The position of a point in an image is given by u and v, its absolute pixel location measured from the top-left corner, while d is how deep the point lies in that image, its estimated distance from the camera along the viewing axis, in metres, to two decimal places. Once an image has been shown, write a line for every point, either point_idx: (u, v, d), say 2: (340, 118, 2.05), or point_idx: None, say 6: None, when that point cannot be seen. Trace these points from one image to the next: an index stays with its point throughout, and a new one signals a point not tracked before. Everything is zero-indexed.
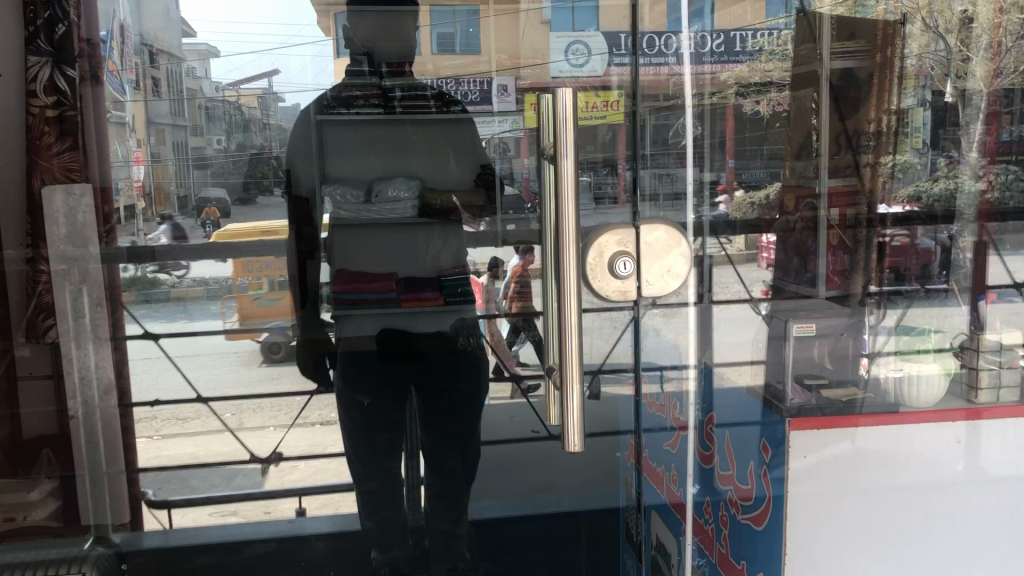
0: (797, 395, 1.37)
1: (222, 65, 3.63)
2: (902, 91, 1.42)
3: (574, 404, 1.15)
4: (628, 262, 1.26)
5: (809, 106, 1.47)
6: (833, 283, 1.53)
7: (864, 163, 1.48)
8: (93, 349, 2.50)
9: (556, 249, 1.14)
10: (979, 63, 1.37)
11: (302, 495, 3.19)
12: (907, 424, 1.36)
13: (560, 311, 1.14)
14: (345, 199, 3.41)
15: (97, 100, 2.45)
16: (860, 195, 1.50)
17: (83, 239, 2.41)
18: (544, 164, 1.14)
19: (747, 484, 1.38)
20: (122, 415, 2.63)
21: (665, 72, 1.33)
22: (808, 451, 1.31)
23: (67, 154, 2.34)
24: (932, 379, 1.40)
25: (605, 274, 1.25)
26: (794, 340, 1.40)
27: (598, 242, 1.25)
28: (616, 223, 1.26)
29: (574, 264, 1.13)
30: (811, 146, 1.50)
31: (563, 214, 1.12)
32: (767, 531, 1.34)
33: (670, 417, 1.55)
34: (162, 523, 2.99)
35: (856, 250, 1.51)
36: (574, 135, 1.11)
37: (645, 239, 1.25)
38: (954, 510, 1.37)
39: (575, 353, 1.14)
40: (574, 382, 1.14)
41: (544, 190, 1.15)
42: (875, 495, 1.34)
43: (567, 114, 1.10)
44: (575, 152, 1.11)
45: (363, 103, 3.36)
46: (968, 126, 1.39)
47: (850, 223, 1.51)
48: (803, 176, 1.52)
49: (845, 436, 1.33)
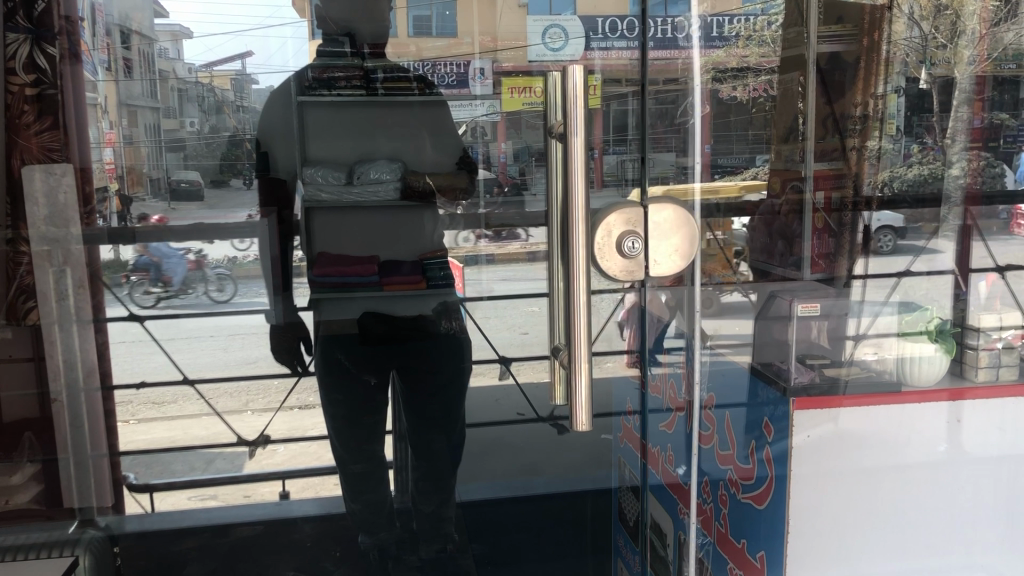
0: (802, 373, 1.36)
1: (197, 46, 3.58)
2: (886, 78, 1.54)
3: (581, 384, 1.13)
4: (636, 242, 1.20)
5: (796, 90, 1.52)
6: (818, 265, 1.57)
7: (851, 146, 1.59)
8: (76, 332, 2.44)
9: (565, 226, 1.11)
10: (957, 49, 1.46)
11: (286, 479, 3.17)
12: (893, 406, 1.35)
13: (568, 285, 1.11)
14: (326, 181, 3.33)
15: (77, 78, 2.39)
16: (846, 177, 1.60)
17: (65, 220, 2.36)
18: (552, 143, 1.11)
19: (748, 464, 1.38)
20: (103, 398, 2.58)
21: (665, 57, 1.28)
22: (804, 430, 1.30)
23: (47, 133, 2.31)
24: (934, 358, 1.40)
25: (615, 255, 1.19)
26: (798, 319, 1.37)
27: (606, 221, 1.19)
28: (621, 201, 1.20)
29: (584, 242, 1.09)
30: (797, 129, 1.54)
31: (574, 191, 1.08)
32: (769, 509, 1.34)
33: (668, 400, 1.49)
34: (144, 506, 2.97)
35: (842, 232, 1.58)
36: (585, 113, 1.07)
37: (653, 219, 1.21)
38: (944, 486, 1.38)
39: (583, 331, 1.11)
40: (583, 362, 1.12)
41: (551, 172, 1.11)
42: (859, 474, 1.34)
43: (578, 93, 1.05)
44: (585, 130, 1.07)
45: (345, 85, 3.31)
46: (943, 112, 1.49)
47: (835, 206, 1.60)
48: (790, 160, 1.54)
49: (828, 417, 1.32)
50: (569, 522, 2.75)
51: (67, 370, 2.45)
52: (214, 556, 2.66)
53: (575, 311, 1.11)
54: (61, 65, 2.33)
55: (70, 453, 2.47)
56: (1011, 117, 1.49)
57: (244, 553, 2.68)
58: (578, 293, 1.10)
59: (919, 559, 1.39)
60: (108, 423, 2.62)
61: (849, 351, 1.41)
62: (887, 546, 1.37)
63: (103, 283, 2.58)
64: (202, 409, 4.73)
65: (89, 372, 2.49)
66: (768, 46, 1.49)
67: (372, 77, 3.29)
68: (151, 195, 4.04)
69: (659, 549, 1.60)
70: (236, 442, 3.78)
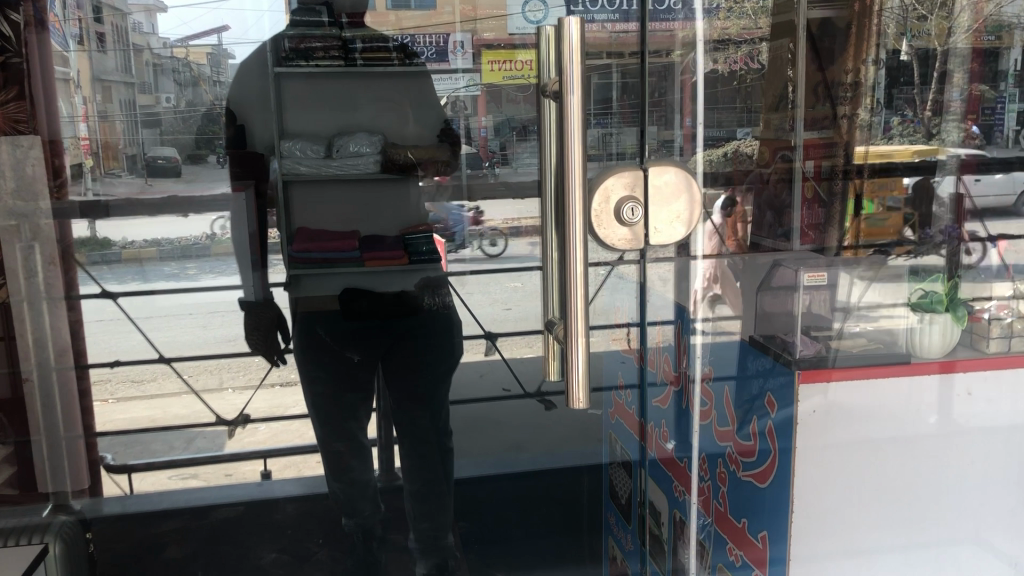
0: (808, 347, 1.28)
1: (172, 19, 3.50)
2: (874, 45, 1.45)
3: (580, 354, 0.97)
4: (637, 209, 1.01)
5: (786, 57, 1.44)
6: (808, 236, 1.54)
7: (842, 114, 1.51)
8: (48, 310, 2.36)
9: (560, 194, 0.95)
10: (939, 21, 1.39)
11: (267, 458, 3.11)
12: (883, 380, 1.26)
13: (563, 263, 0.96)
14: (305, 155, 3.22)
15: (43, 48, 2.29)
16: (837, 146, 1.52)
17: (33, 193, 2.30)
18: (544, 103, 0.97)
19: (748, 441, 1.32)
20: (78, 378, 2.49)
21: (660, 28, 1.26)
22: (807, 404, 1.22)
23: (13, 104, 2.23)
24: (942, 329, 1.32)
25: (612, 221, 0.99)
26: (804, 289, 1.33)
27: (603, 186, 0.99)
28: (620, 163, 1.01)
29: (581, 211, 0.94)
30: (788, 97, 1.48)
31: (570, 152, 0.93)
32: (770, 489, 1.29)
33: (659, 374, 1.52)
34: (122, 488, 2.91)
35: (832, 203, 1.52)
36: (583, 71, 0.92)
37: (653, 181, 1.02)
38: (939, 465, 1.29)
39: (580, 306, 0.96)
40: (581, 333, 0.96)
41: (545, 133, 0.97)
42: (852, 448, 1.25)
43: (574, 46, 0.91)
44: (582, 88, 0.92)
45: (323, 56, 3.15)
46: (922, 84, 1.43)
47: (826, 175, 1.54)
48: (779, 130, 1.51)
49: (815, 391, 1.23)
50: (559, 501, 2.73)
51: (38, 350, 2.37)
52: (194, 539, 2.62)
53: (569, 283, 0.96)
54: (25, 33, 2.24)
55: (42, 435, 2.38)
56: (992, 88, 1.38)
57: (225, 536, 2.64)
58: (575, 266, 0.95)
59: (921, 541, 1.31)
60: (84, 404, 2.55)
61: (839, 324, 1.32)
62: (885, 528, 1.29)
63: (77, 261, 2.45)
64: (181, 388, 4.66)
65: (59, 351, 2.41)
66: (751, 17, 1.38)
67: (350, 47, 3.15)
68: (131, 170, 3.83)
69: (653, 526, 1.62)
70: (216, 420, 3.72)
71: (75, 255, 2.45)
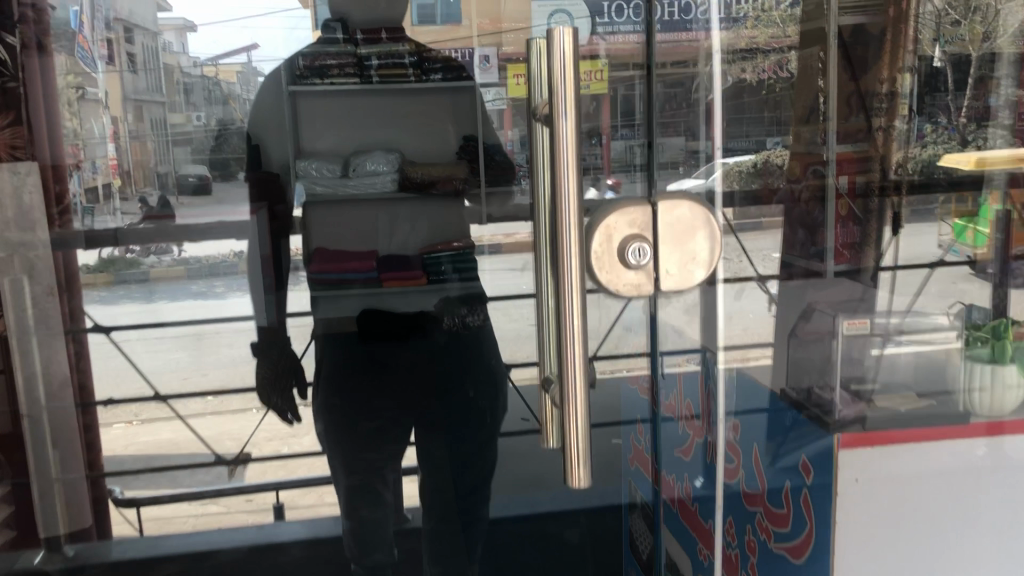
0: (848, 407, 1.13)
1: (202, 39, 3.44)
2: (903, 56, 1.46)
3: (577, 429, 0.79)
4: (645, 251, 0.81)
5: (817, 66, 1.59)
6: (842, 256, 1.58)
7: (877, 126, 1.56)
8: (43, 343, 2.29)
9: (552, 238, 0.78)
10: (972, 26, 1.30)
11: (278, 491, 2.99)
12: (933, 442, 1.04)
13: (556, 313, 0.78)
14: (320, 173, 3.10)
15: (46, 72, 2.20)
16: (872, 161, 1.58)
17: (31, 223, 2.24)
18: (535, 126, 0.78)
19: (782, 508, 1.16)
20: (81, 415, 2.42)
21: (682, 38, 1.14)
22: (850, 473, 1.03)
23: (8, 130, 2.17)
24: (1013, 384, 1.11)
25: (616, 266, 0.79)
26: (843, 338, 1.24)
27: (606, 224, 0.80)
28: (626, 198, 0.81)
29: (577, 253, 0.76)
30: (819, 109, 1.62)
31: (563, 182, 0.75)
32: (807, 567, 1.10)
33: (682, 422, 1.35)
34: (131, 523, 2.82)
35: (867, 221, 1.58)
36: (578, 85, 0.74)
37: (666, 217, 0.81)
38: (998, 545, 1.05)
39: (579, 365, 0.78)
40: (578, 404, 0.78)
41: (536, 160, 0.79)
42: (902, 523, 1.04)
43: (566, 59, 0.72)
44: (576, 108, 0.74)
45: (337, 73, 3.06)
46: (958, 91, 1.34)
47: (860, 192, 1.59)
48: (811, 143, 1.63)
49: (859, 461, 1.03)
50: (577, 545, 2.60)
51: (39, 382, 2.30)
52: None
53: (564, 339, 0.77)
54: (23, 57, 2.15)
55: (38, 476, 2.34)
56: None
57: None
58: (571, 317, 0.77)
59: None
60: (88, 441, 2.47)
61: (877, 354, 1.23)
62: None
63: (82, 283, 2.40)
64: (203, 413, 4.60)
65: (57, 384, 2.33)
66: (780, 26, 1.55)
67: (367, 64, 3.05)
68: (159, 189, 3.64)
69: None
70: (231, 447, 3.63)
71: (79, 277, 2.40)
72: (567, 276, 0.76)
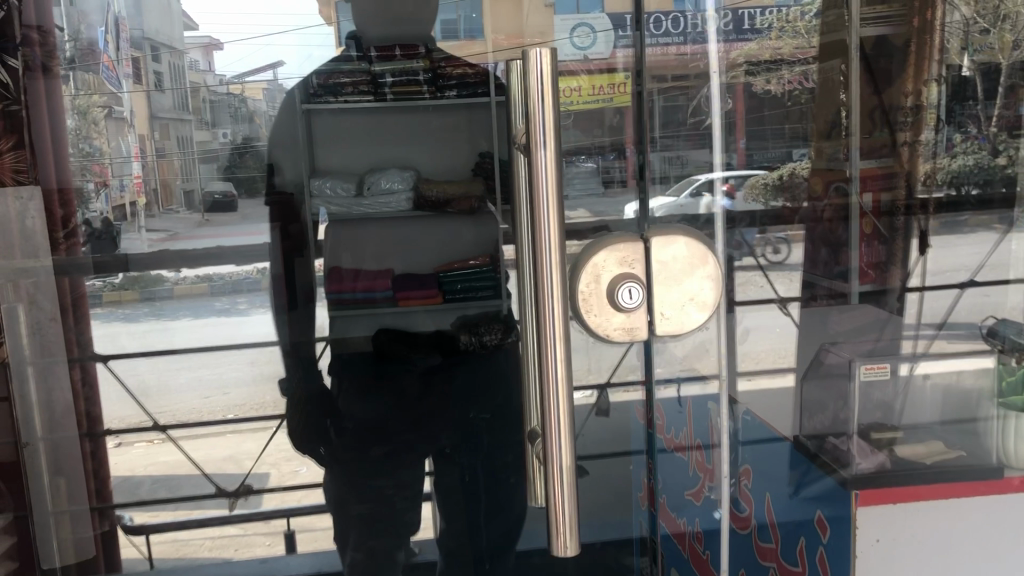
0: (866, 458, 1.05)
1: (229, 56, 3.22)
2: (930, 68, 1.41)
3: (559, 486, 0.73)
4: (637, 291, 0.76)
5: (837, 79, 1.56)
6: (868, 275, 1.55)
7: (902, 140, 1.52)
8: (47, 369, 2.25)
9: (533, 279, 0.72)
10: (1001, 36, 1.24)
11: (290, 517, 2.93)
12: (966, 502, 0.97)
13: (537, 358, 0.72)
14: (335, 193, 3.07)
15: (50, 94, 2.24)
16: (896, 177, 1.53)
17: (35, 248, 2.21)
18: (513, 157, 0.73)
19: (797, 563, 1.09)
20: (86, 442, 2.36)
21: (671, 53, 1.20)
22: (871, 533, 0.96)
23: (11, 153, 2.15)
24: None
25: (604, 307, 0.76)
26: (861, 380, 1.14)
27: (592, 261, 0.76)
28: (618, 232, 0.77)
29: (559, 294, 0.71)
30: (841, 121, 1.56)
31: (542, 214, 0.69)
32: None
33: (692, 463, 1.30)
34: (140, 550, 2.76)
35: (893, 240, 1.53)
36: (559, 113, 0.69)
37: (659, 255, 0.77)
38: None
39: (562, 417, 0.72)
40: (561, 459, 0.72)
41: (513, 193, 0.73)
42: None
43: (545, 84, 0.67)
44: (556, 137, 0.69)
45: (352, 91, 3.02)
46: (987, 101, 1.28)
47: (886, 210, 1.53)
48: (833, 159, 1.61)
49: (884, 519, 0.96)
50: None
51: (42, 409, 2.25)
52: None
53: (546, 387, 0.72)
54: (26, 79, 2.17)
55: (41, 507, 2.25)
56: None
57: None
58: (553, 363, 0.71)
59: None
60: (94, 468, 2.41)
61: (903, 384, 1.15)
62: None
63: (89, 308, 2.40)
64: None
65: (63, 412, 2.31)
66: (802, 37, 1.57)
67: (381, 82, 3.00)
68: (185, 207, 3.47)
69: None
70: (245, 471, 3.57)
71: (87, 300, 2.39)
72: (548, 316, 0.71)
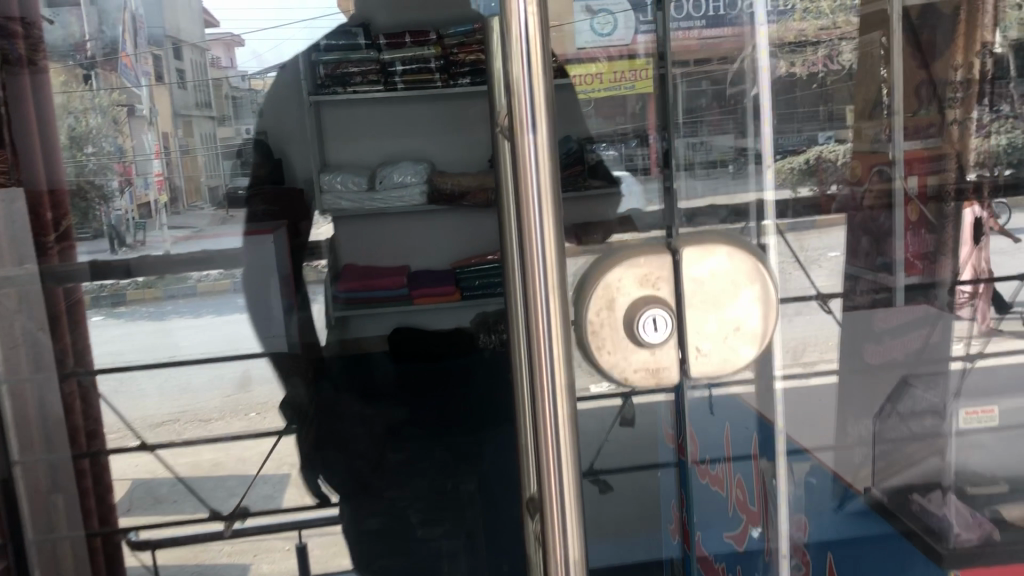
0: (968, 528, 1.21)
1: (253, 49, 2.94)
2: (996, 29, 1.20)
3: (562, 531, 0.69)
4: (661, 319, 0.76)
5: (878, 51, 1.32)
6: (914, 267, 1.49)
7: (951, 118, 1.32)
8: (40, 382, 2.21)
9: (525, 295, 0.66)
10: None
11: None
12: None
13: (535, 403, 0.68)
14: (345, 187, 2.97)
15: (35, 89, 2.19)
16: (946, 159, 1.37)
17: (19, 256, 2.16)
18: (501, 147, 0.67)
19: None
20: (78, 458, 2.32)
21: (693, 37, 1.21)
22: None
23: None
24: None
25: (615, 337, 0.76)
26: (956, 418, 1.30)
27: (609, 285, 0.77)
28: (645, 251, 0.79)
29: (555, 310, 0.65)
30: (882, 101, 1.36)
31: (535, 227, 0.64)
32: None
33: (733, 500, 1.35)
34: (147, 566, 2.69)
35: (941, 227, 1.41)
36: (551, 96, 0.63)
37: None
38: None
39: (566, 465, 0.68)
40: (562, 500, 0.68)
41: (502, 190, 0.67)
42: None
43: (530, 61, 0.61)
44: (549, 125, 0.63)
45: (360, 80, 2.89)
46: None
47: (932, 195, 1.41)
48: (875, 142, 1.41)
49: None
50: None
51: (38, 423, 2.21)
52: None
53: (545, 442, 0.67)
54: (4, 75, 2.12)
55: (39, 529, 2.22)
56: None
57: None
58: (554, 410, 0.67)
59: None
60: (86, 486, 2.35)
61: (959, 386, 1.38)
62: None
63: (85, 315, 2.34)
64: None
65: (54, 427, 2.25)
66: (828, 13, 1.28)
67: (390, 70, 2.86)
68: (210, 204, 3.07)
69: None
70: None
71: (83, 309, 2.33)
72: (547, 370, 0.66)
